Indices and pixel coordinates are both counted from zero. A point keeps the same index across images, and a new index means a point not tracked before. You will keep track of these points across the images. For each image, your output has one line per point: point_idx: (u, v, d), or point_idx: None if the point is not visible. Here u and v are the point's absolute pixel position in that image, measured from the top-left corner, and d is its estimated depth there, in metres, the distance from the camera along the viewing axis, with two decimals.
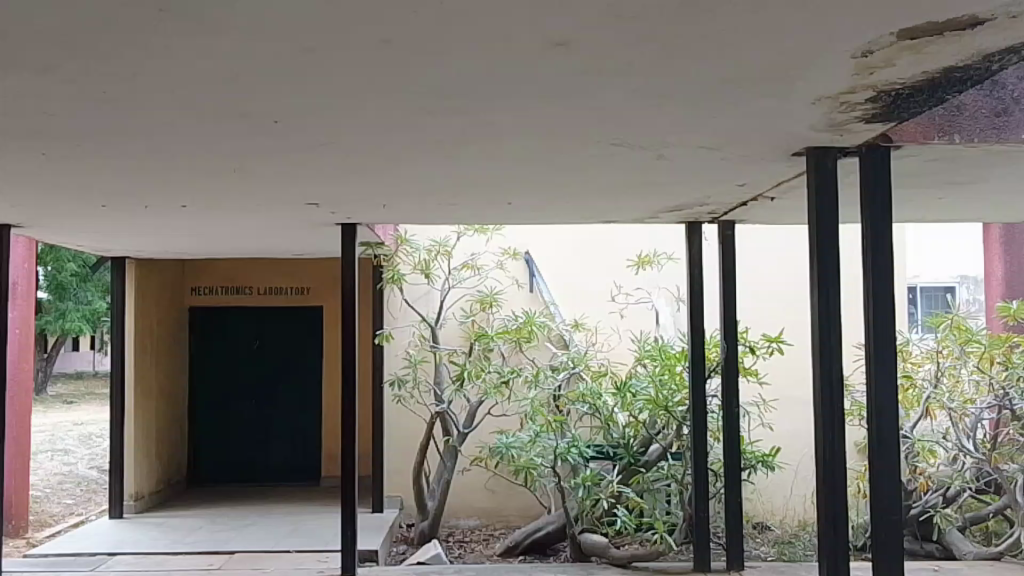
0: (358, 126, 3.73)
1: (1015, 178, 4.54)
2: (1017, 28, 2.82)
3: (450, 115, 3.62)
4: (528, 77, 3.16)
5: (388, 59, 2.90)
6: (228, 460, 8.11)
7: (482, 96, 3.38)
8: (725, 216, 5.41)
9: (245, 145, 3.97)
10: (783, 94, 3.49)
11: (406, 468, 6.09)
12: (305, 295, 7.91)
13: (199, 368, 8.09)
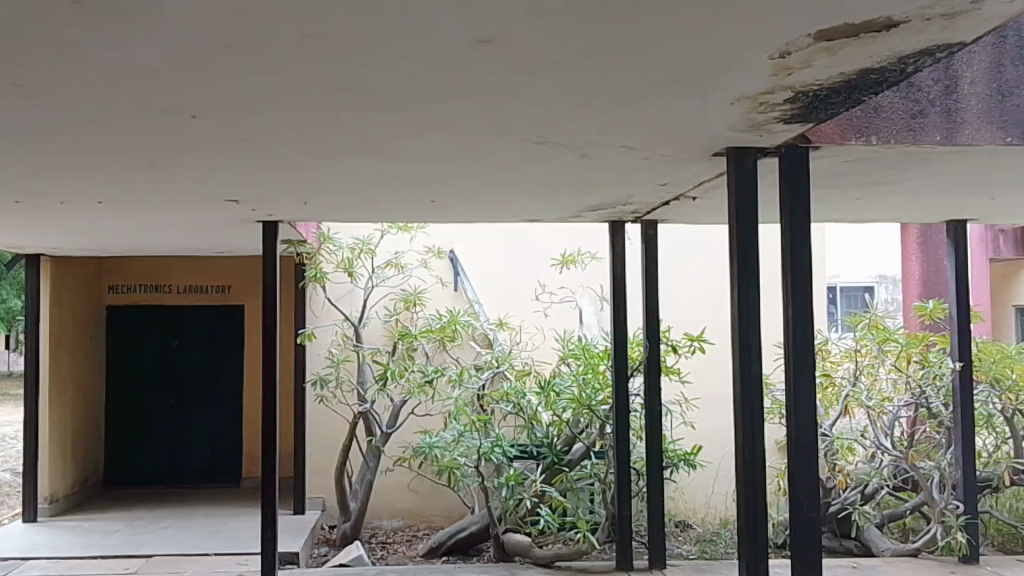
0: (276, 123, 3.65)
1: (927, 181, 4.62)
2: (933, 32, 2.86)
3: (372, 112, 3.55)
4: (450, 75, 3.11)
5: (308, 55, 2.83)
6: (145, 461, 7.98)
7: (402, 94, 3.33)
8: (648, 216, 5.43)
9: (163, 141, 3.84)
10: (706, 94, 3.48)
11: (325, 469, 6.08)
12: (225, 293, 7.83)
13: (116, 368, 7.95)
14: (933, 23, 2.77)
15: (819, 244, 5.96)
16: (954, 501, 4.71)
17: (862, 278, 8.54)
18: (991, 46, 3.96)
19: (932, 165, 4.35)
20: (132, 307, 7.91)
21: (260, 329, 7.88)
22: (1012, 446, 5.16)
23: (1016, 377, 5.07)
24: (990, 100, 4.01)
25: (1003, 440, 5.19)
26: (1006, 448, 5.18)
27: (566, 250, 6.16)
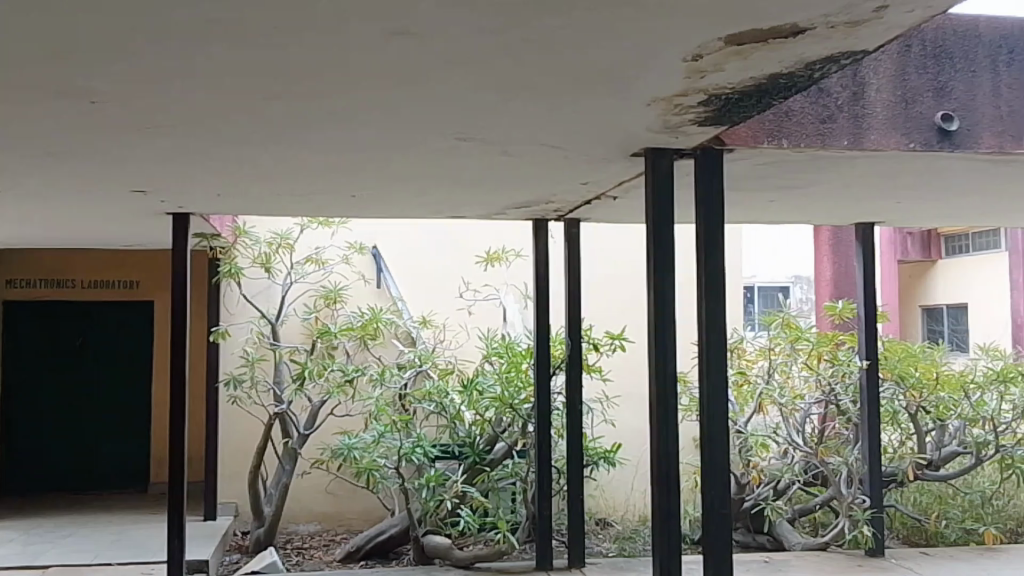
0: (179, 111, 3.48)
1: (837, 186, 4.75)
2: (838, 39, 2.92)
3: (283, 103, 3.43)
4: (360, 67, 3.03)
5: (208, 39, 2.70)
6: (46, 463, 7.64)
7: (312, 85, 3.22)
8: (570, 214, 5.43)
9: (61, 128, 3.62)
10: (623, 95, 3.48)
11: (235, 475, 5.95)
12: (133, 288, 7.57)
13: (15, 365, 7.57)
14: (837, 30, 2.84)
15: (736, 243, 6.06)
16: (862, 494, 4.80)
17: (778, 278, 8.76)
18: (894, 56, 4.09)
19: (841, 170, 4.47)
20: (32, 303, 7.51)
21: (170, 326, 7.63)
22: (915, 441, 5.35)
23: (920, 374, 5.26)
24: (894, 108, 4.12)
25: (907, 435, 5.37)
26: (909, 443, 5.37)
27: (490, 247, 6.13)
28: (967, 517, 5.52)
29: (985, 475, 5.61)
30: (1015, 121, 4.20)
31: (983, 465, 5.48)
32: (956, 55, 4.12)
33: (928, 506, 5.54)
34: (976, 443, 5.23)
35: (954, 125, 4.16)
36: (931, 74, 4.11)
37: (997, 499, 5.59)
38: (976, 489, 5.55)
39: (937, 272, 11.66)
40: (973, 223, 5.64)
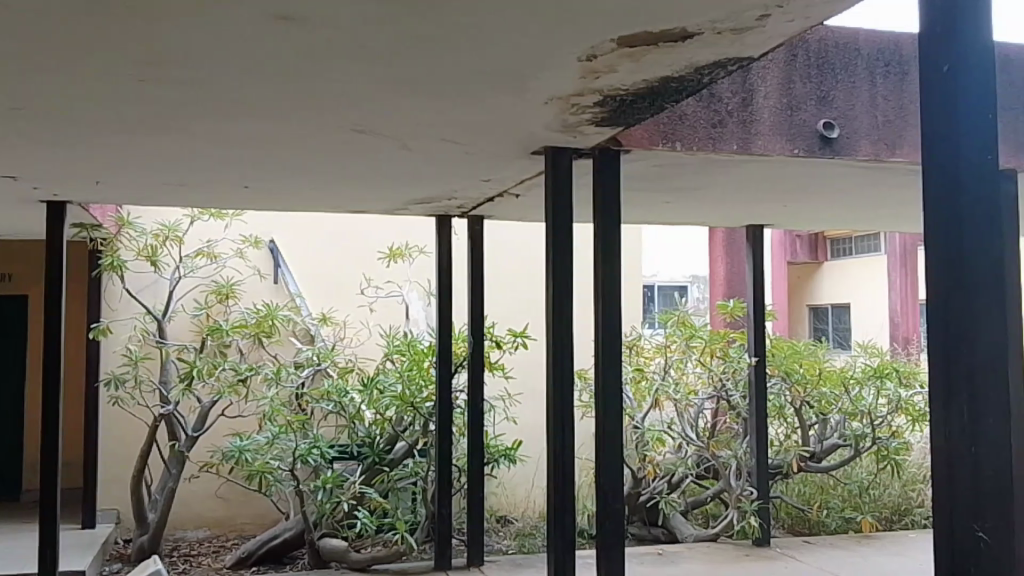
0: (47, 93, 3.27)
1: (729, 188, 4.91)
2: (724, 46, 3.01)
3: (165, 88, 3.27)
4: (245, 53, 2.91)
5: (75, 16, 2.53)
6: None
7: (195, 70, 3.07)
8: (473, 211, 5.40)
9: None
10: (520, 92, 3.49)
11: (122, 477, 5.78)
12: (5, 282, 7.11)
13: None
14: (723, 37, 2.92)
15: (636, 243, 6.18)
16: (750, 487, 4.97)
17: (677, 277, 9.11)
18: (781, 64, 4.23)
19: (733, 173, 4.61)
20: None
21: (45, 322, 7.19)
22: (799, 434, 5.62)
23: (803, 370, 5.52)
24: (781, 115, 4.29)
25: (793, 429, 5.63)
26: (794, 436, 5.64)
27: (393, 243, 6.03)
28: (846, 506, 5.79)
29: (864, 466, 5.87)
30: (890, 130, 4.44)
31: (861, 457, 5.70)
32: (838, 65, 4.31)
33: (811, 496, 5.81)
34: (855, 436, 5.46)
35: (835, 133, 4.36)
36: (815, 83, 4.28)
37: (874, 489, 5.86)
38: (854, 479, 5.81)
39: (823, 272, 12.31)
40: (855, 228, 5.94)
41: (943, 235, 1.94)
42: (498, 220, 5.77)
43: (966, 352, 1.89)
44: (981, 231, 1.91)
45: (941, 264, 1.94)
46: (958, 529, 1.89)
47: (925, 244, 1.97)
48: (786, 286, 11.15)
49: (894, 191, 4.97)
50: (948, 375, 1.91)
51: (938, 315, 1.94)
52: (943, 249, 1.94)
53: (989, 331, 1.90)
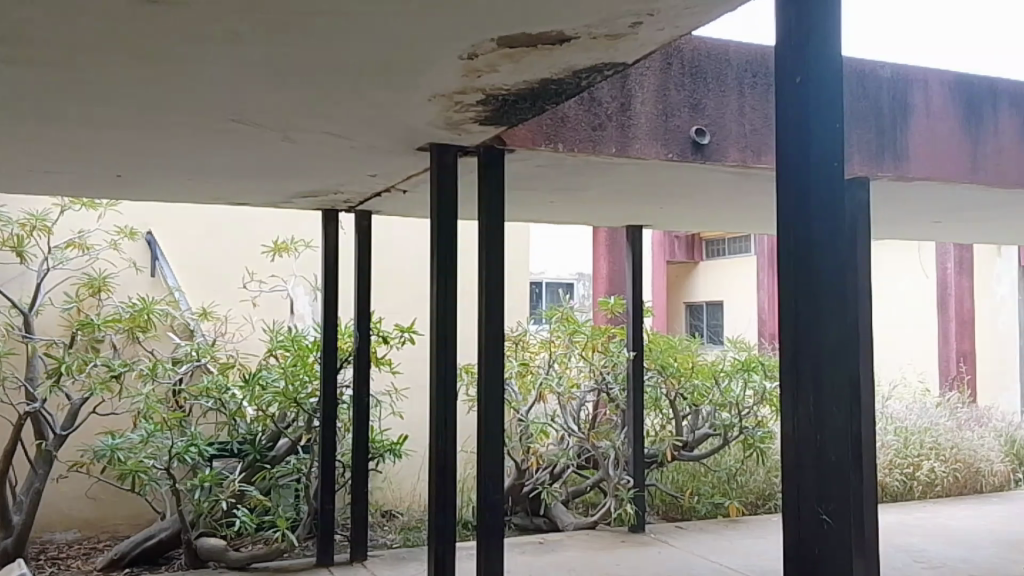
0: None
1: (609, 189, 5.09)
2: (599, 50, 3.15)
3: (24, 69, 3.11)
4: (111, 34, 2.82)
5: None
6: None
7: (57, 50, 2.94)
8: (360, 206, 5.38)
9: None
10: (403, 87, 3.53)
11: None
12: None
13: None
14: (598, 41, 3.06)
15: (522, 240, 6.31)
16: (626, 475, 5.15)
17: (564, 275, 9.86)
18: (658, 71, 4.44)
19: (612, 175, 4.80)
20: None
21: None
22: (673, 425, 5.88)
23: (677, 364, 5.80)
24: (657, 120, 4.50)
25: (667, 419, 5.89)
26: (669, 427, 5.90)
27: (278, 237, 5.95)
28: (716, 492, 6.10)
29: (732, 454, 6.22)
30: (756, 138, 4.73)
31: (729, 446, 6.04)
32: (709, 74, 4.55)
33: (683, 483, 6.11)
34: (724, 425, 5.80)
35: (706, 139, 4.61)
36: (688, 91, 4.51)
37: (741, 476, 6.21)
38: (724, 467, 6.18)
39: (701, 271, 13.12)
40: (727, 231, 6.29)
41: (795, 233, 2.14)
42: (386, 216, 5.78)
43: (812, 340, 2.10)
44: (826, 227, 2.12)
45: (792, 257, 2.14)
46: (805, 507, 2.10)
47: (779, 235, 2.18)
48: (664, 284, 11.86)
49: (761, 197, 5.27)
50: (795, 364, 2.13)
51: (789, 303, 2.14)
52: (795, 241, 2.15)
53: (831, 323, 2.11)
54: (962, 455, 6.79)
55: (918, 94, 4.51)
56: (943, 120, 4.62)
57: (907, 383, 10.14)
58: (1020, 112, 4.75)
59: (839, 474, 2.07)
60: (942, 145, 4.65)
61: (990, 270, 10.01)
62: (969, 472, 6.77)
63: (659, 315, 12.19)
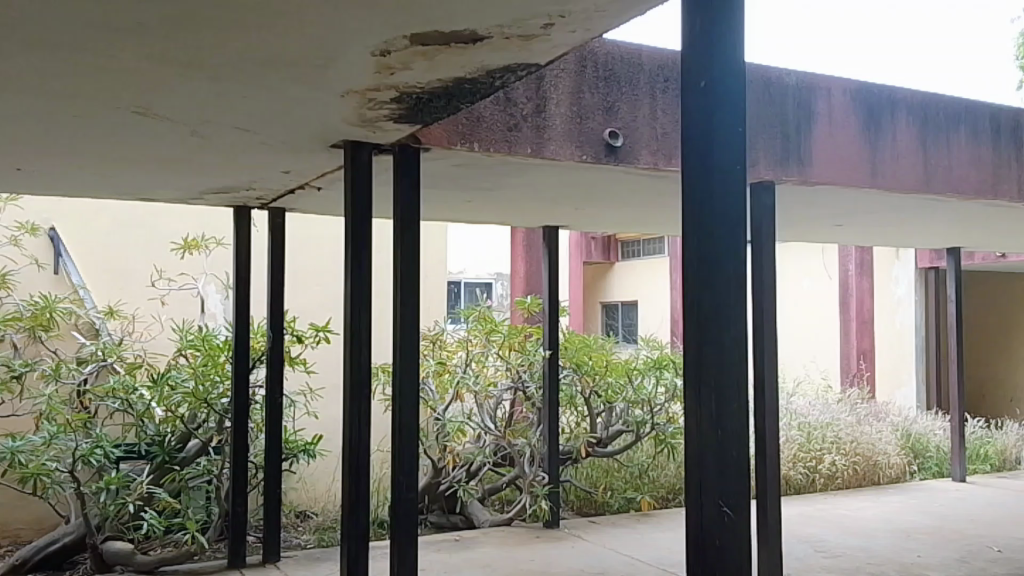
0: None
1: (527, 190, 5.13)
2: (513, 50, 3.17)
3: None
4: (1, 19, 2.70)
5: None
6: None
7: None
8: (274, 203, 5.31)
9: None
10: (314, 83, 3.48)
11: None
12: None
13: None
14: (511, 42, 3.08)
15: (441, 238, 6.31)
16: (541, 472, 5.22)
17: (483, 274, 10.19)
18: (572, 73, 4.49)
19: (528, 175, 4.84)
20: None
21: None
22: (588, 422, 6.00)
23: (592, 362, 5.89)
24: (571, 122, 4.54)
25: (581, 417, 6.01)
26: (583, 424, 6.02)
27: (189, 235, 5.88)
28: (628, 488, 6.22)
29: (644, 450, 6.35)
30: (668, 141, 4.82)
31: (641, 442, 6.17)
32: (622, 79, 4.63)
33: (596, 479, 6.23)
34: (636, 422, 5.94)
35: (619, 141, 4.68)
36: (603, 94, 4.58)
37: (653, 471, 6.35)
38: (636, 462, 6.30)
39: (616, 271, 13.85)
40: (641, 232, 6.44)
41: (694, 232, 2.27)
42: (302, 213, 5.71)
43: (714, 342, 2.25)
44: (727, 230, 2.28)
45: (698, 261, 2.27)
46: (707, 502, 2.23)
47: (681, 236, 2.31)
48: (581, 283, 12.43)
49: (672, 198, 5.36)
50: (700, 360, 2.26)
51: (692, 306, 2.26)
52: (700, 241, 2.27)
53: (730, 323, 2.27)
54: (861, 448, 7.07)
55: (822, 101, 4.57)
56: (845, 128, 4.67)
57: (809, 380, 10.77)
58: (919, 121, 4.82)
59: (735, 471, 2.23)
60: (843, 154, 4.68)
61: (888, 271, 10.35)
62: (868, 465, 7.05)
63: (574, 312, 12.60)
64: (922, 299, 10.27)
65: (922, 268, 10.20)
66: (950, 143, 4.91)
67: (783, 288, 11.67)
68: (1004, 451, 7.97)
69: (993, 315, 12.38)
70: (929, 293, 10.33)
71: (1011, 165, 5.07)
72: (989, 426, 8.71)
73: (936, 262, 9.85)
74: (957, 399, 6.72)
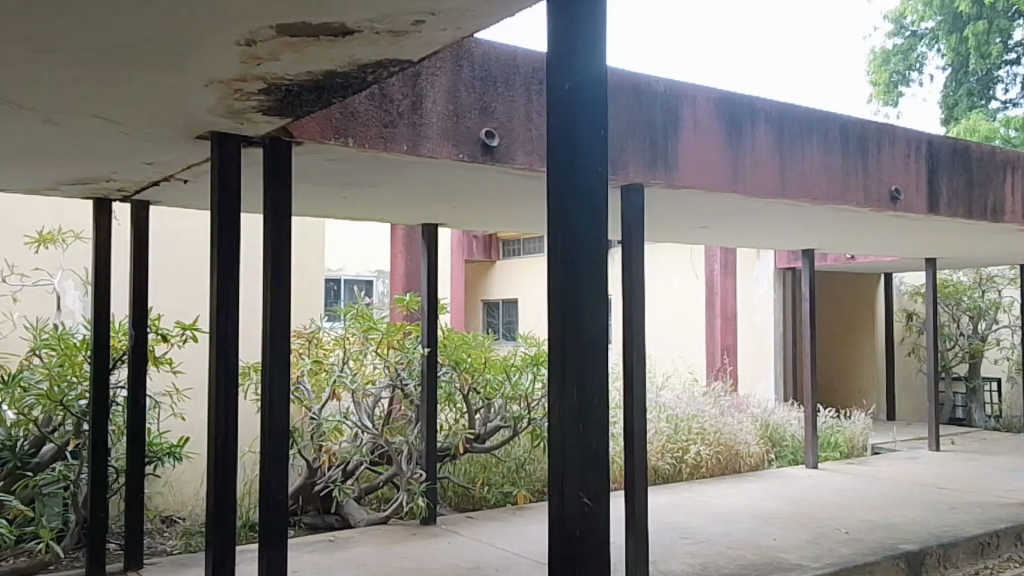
0: None
1: (403, 189, 5.17)
2: (383, 46, 3.12)
3: None
4: None
5: None
6: None
7: None
8: (136, 196, 5.13)
9: None
10: (176, 72, 3.35)
11: None
12: None
13: None
14: (382, 37, 3.03)
15: (314, 238, 6.42)
16: (419, 470, 5.29)
17: (363, 272, 10.40)
18: (448, 72, 4.51)
19: (402, 172, 4.83)
20: None
21: None
22: (467, 418, 6.06)
23: (471, 359, 5.97)
24: (448, 120, 4.53)
25: (461, 414, 6.05)
26: (462, 420, 6.06)
27: (44, 228, 5.64)
28: (505, 482, 6.34)
29: (521, 445, 6.47)
30: (539, 142, 4.90)
31: (518, 437, 6.32)
32: (498, 78, 4.67)
33: (475, 474, 6.28)
34: (514, 417, 6.05)
35: (496, 142, 4.70)
36: (479, 93, 4.60)
37: (530, 465, 6.45)
38: (513, 457, 6.42)
39: (497, 268, 14.55)
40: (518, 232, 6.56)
41: (562, 232, 2.39)
42: (168, 207, 5.52)
43: (576, 341, 2.39)
44: (590, 231, 2.42)
45: (561, 260, 2.40)
46: (569, 496, 2.36)
47: (548, 234, 2.42)
48: (462, 280, 12.85)
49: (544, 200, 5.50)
50: (563, 359, 2.39)
51: (558, 305, 2.39)
52: (565, 245, 2.39)
53: (596, 325, 2.42)
54: (723, 438, 7.44)
55: (687, 108, 4.77)
56: (709, 133, 4.87)
57: (676, 374, 11.12)
58: (776, 130, 5.10)
59: (596, 459, 2.39)
60: (708, 158, 4.88)
61: (751, 272, 10.96)
62: (730, 454, 7.42)
63: (456, 312, 12.89)
64: (779, 299, 10.89)
65: (780, 269, 10.91)
66: (804, 151, 5.20)
67: (651, 288, 12.00)
68: (852, 438, 8.53)
69: (843, 310, 13.22)
70: (787, 293, 11.03)
71: (859, 172, 5.42)
72: (841, 415, 9.32)
73: (793, 262, 10.64)
74: (808, 391, 7.11)
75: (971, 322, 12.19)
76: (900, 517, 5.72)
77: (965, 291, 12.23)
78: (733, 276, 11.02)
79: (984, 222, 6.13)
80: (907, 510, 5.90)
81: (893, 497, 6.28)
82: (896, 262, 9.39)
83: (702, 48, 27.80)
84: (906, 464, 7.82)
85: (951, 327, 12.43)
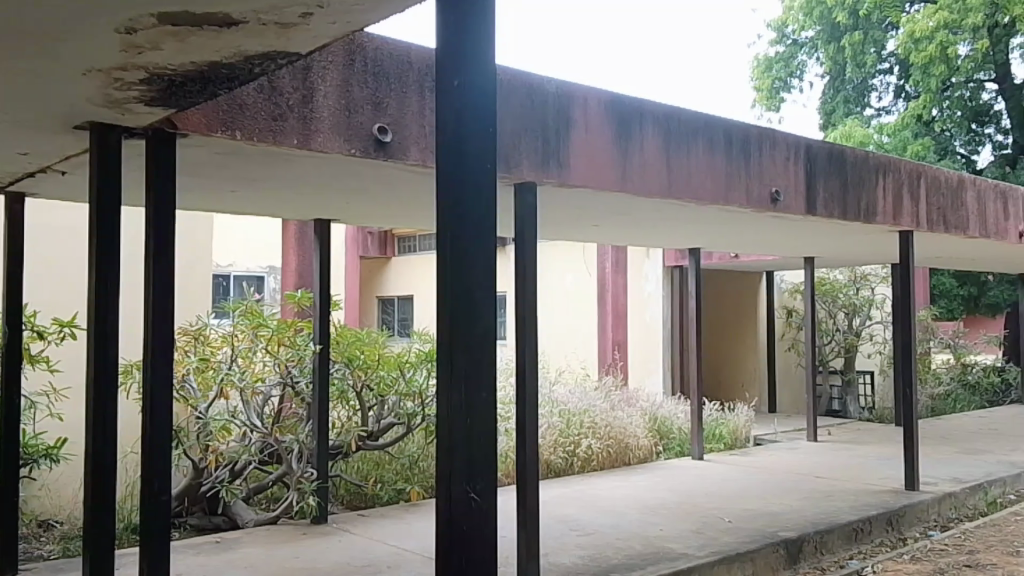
0: None
1: (295, 183, 5.10)
2: (270, 38, 3.04)
3: None
4: None
5: None
6: None
7: None
8: (10, 187, 4.92)
9: None
10: (51, 59, 3.18)
11: None
12: None
13: None
14: (269, 29, 2.96)
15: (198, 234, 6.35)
16: (309, 468, 5.29)
17: (253, 267, 10.31)
18: (341, 66, 4.35)
19: (297, 167, 4.75)
20: None
21: None
22: (359, 416, 6.09)
23: (364, 356, 6.01)
24: (339, 115, 4.37)
25: (352, 411, 6.10)
26: (355, 418, 6.11)
27: None
28: (398, 479, 6.40)
29: (415, 442, 6.56)
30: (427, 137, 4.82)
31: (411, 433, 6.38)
32: (391, 74, 4.55)
33: (367, 472, 6.34)
34: (407, 414, 6.10)
35: (388, 137, 4.56)
36: (371, 88, 4.46)
37: (423, 461, 6.54)
38: (406, 454, 6.50)
39: (392, 265, 14.65)
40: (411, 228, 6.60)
41: (457, 232, 2.40)
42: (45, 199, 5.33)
43: (463, 342, 2.40)
44: (473, 232, 2.42)
45: (450, 261, 2.40)
46: (454, 499, 2.38)
47: (437, 241, 2.42)
48: (356, 276, 12.76)
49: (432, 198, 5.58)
50: (451, 359, 2.40)
51: (447, 306, 2.40)
52: (454, 246, 2.40)
53: (486, 325, 2.44)
54: (614, 432, 7.59)
55: (577, 108, 4.85)
56: (600, 133, 4.98)
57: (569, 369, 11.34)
58: (663, 133, 5.25)
59: (483, 458, 2.41)
60: (598, 158, 4.98)
61: (640, 269, 11.27)
62: (620, 447, 7.59)
63: (352, 308, 12.75)
64: (667, 295, 11.20)
65: (668, 266, 11.18)
66: (690, 153, 5.37)
67: (546, 284, 12.17)
68: (735, 431, 8.85)
69: (728, 306, 13.65)
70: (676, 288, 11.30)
71: (741, 174, 5.63)
72: (725, 408, 9.65)
73: (679, 260, 10.94)
74: (694, 385, 7.26)
75: (847, 318, 12.81)
76: (783, 505, 5.97)
77: (841, 289, 12.74)
78: (623, 275, 11.35)
79: (857, 223, 6.46)
80: (788, 498, 6.18)
81: (774, 486, 6.57)
82: (777, 262, 10.07)
83: (609, 50, 28.42)
84: (784, 454, 8.20)
85: (828, 323, 12.94)
